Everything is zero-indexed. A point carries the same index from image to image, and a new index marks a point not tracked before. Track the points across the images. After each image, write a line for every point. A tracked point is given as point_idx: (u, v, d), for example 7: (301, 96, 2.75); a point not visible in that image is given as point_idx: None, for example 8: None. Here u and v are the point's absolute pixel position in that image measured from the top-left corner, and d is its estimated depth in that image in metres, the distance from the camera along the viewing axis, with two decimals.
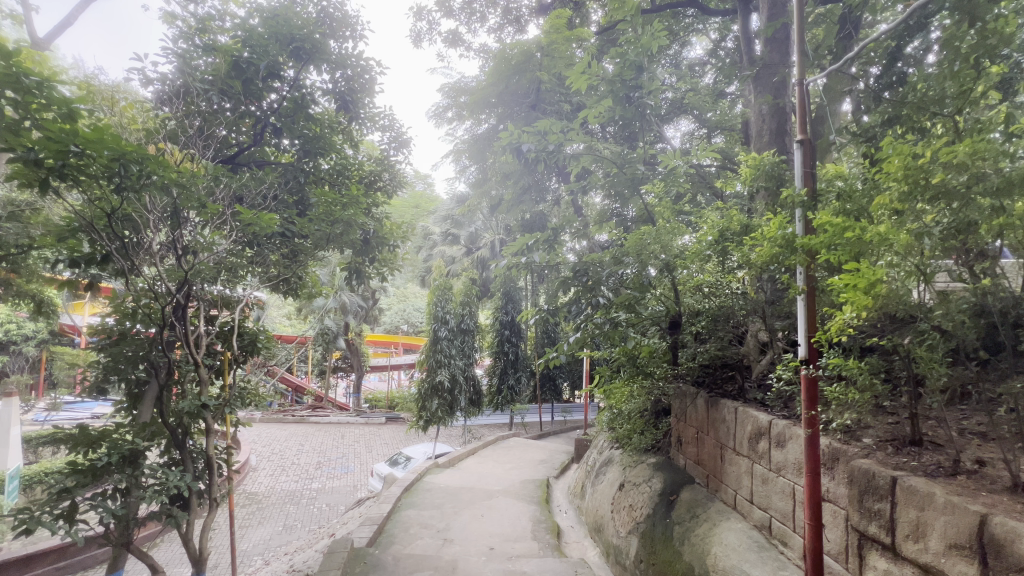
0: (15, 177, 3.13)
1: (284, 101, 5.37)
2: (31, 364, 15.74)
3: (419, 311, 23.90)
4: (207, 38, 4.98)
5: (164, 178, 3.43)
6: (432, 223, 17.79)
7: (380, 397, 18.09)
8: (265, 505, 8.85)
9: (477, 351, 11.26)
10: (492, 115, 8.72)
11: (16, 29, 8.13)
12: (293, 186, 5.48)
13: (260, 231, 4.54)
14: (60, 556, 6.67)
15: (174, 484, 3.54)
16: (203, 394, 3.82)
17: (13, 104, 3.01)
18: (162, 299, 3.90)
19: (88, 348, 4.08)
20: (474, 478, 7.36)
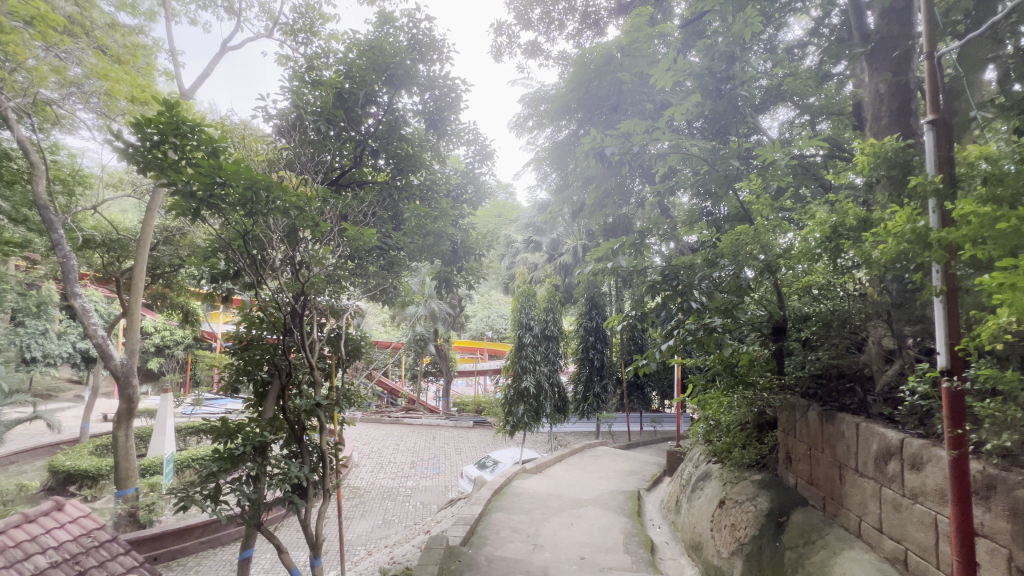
0: (173, 209, 3.73)
1: (379, 124, 5.75)
2: (181, 365, 18.49)
3: (504, 318, 24.40)
4: (315, 74, 5.56)
5: (284, 203, 3.90)
6: (514, 231, 18.08)
7: (468, 402, 18.69)
8: (367, 499, 9.55)
9: (562, 358, 11.22)
10: (573, 121, 8.70)
11: (169, 83, 9.75)
12: (388, 205, 5.91)
13: (363, 245, 4.99)
14: (204, 531, 7.69)
15: (294, 474, 3.97)
16: (317, 395, 4.23)
17: (173, 148, 3.58)
18: (283, 308, 4.39)
19: (224, 351, 4.69)
20: (561, 486, 7.33)
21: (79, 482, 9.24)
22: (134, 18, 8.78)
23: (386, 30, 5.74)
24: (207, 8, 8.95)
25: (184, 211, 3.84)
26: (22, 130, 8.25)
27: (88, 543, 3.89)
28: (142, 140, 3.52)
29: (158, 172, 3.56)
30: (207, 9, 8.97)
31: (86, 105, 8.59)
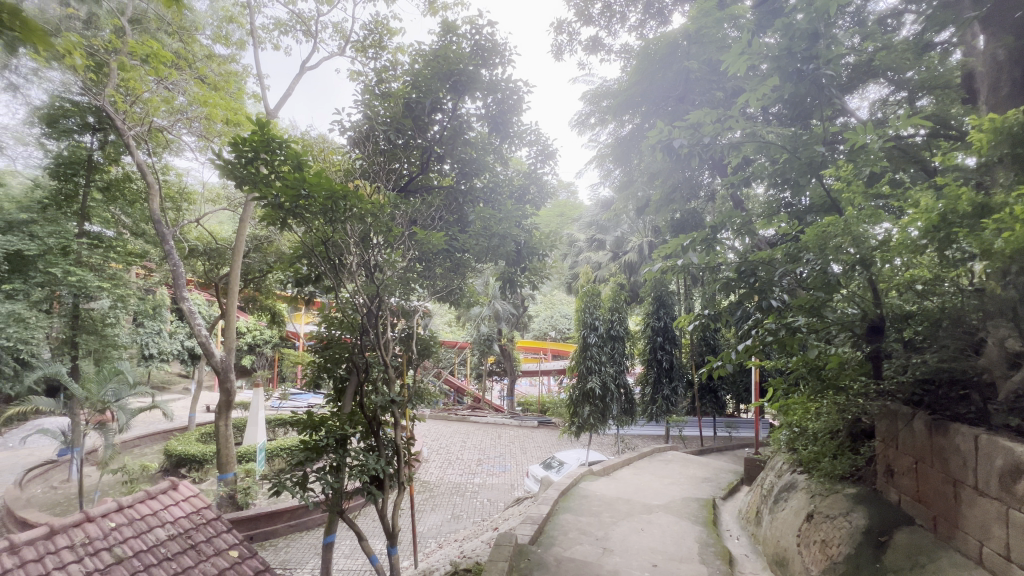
0: (265, 218, 4.10)
1: (445, 130, 5.93)
2: (270, 362, 20.22)
3: (567, 318, 24.21)
4: (385, 87, 5.86)
5: (360, 209, 4.15)
6: (577, 230, 17.87)
7: (532, 402, 18.76)
8: (436, 493, 9.89)
9: (629, 358, 10.93)
10: (638, 114, 8.44)
11: (256, 104, 10.70)
12: (455, 208, 6.12)
13: (431, 247, 5.20)
14: (292, 516, 8.32)
15: (372, 467, 4.19)
16: (392, 392, 4.46)
17: (264, 163, 3.94)
18: (360, 308, 4.67)
19: (308, 350, 5.15)
20: (630, 490, 7.14)
21: (188, 465, 10.38)
22: (228, 48, 9.73)
23: (450, 38, 5.89)
24: (289, 33, 9.72)
25: (274, 220, 4.19)
26: (142, 154, 9.46)
27: (198, 520, 4.34)
28: (238, 157, 3.89)
29: (252, 187, 3.91)
30: (288, 34, 9.74)
31: (190, 129, 9.66)
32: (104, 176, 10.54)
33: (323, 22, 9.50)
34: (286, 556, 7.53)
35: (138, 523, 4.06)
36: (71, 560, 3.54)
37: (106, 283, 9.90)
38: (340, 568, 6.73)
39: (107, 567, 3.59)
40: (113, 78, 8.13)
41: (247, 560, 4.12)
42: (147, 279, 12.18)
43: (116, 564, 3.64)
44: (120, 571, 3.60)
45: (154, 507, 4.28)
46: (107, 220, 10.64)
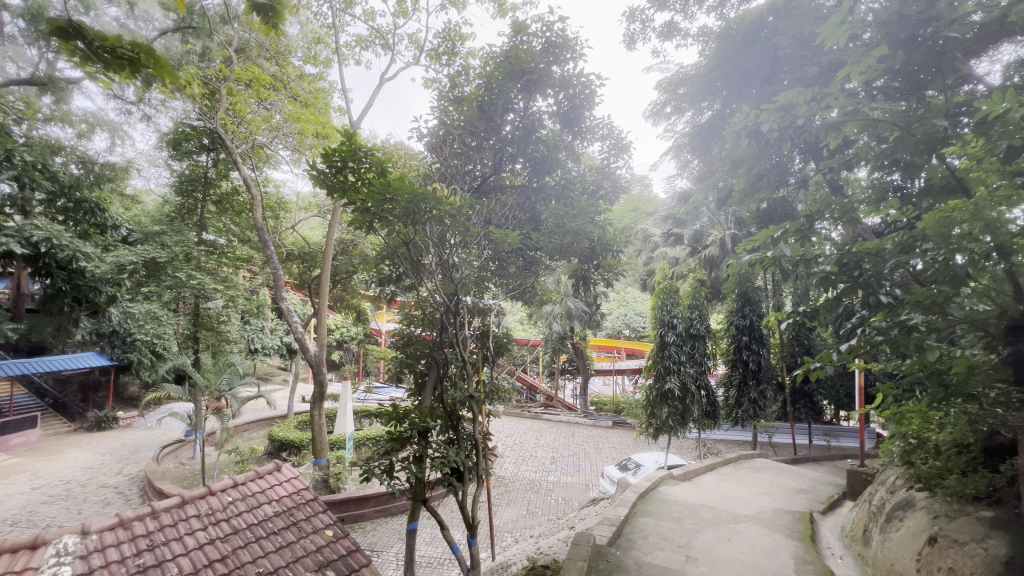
0: (354, 222, 4.44)
1: (517, 129, 6.01)
2: (356, 357, 21.66)
3: (642, 316, 23.43)
4: (458, 92, 6.05)
5: (439, 211, 4.33)
6: (652, 225, 17.21)
7: (606, 401, 18.37)
8: (511, 489, 10.05)
9: (710, 358, 10.34)
10: (718, 100, 7.99)
11: (341, 116, 11.51)
12: (526, 206, 6.11)
13: (506, 247, 5.27)
14: (378, 501, 8.88)
15: (452, 459, 4.35)
16: (471, 387, 4.61)
17: (352, 171, 4.19)
18: (440, 306, 4.87)
19: (391, 346, 5.57)
20: (714, 497, 6.77)
21: (289, 450, 11.44)
22: (316, 68, 10.55)
23: (521, 37, 5.91)
24: (368, 48, 10.33)
25: (361, 224, 4.51)
26: (247, 169, 10.57)
27: (298, 500, 4.77)
28: (330, 167, 4.19)
29: (342, 194, 4.22)
30: (368, 49, 10.35)
31: (285, 144, 10.61)
32: (218, 191, 11.94)
33: (399, 34, 9.99)
34: (374, 539, 8.04)
35: (250, 499, 4.54)
36: (198, 527, 4.05)
37: (220, 285, 11.18)
38: (423, 554, 7.07)
39: (226, 536, 4.07)
40: (223, 103, 9.18)
41: (340, 540, 4.46)
42: (252, 281, 13.65)
43: (233, 533, 4.11)
44: (236, 540, 4.05)
45: (262, 485, 4.77)
46: (220, 229, 12.32)
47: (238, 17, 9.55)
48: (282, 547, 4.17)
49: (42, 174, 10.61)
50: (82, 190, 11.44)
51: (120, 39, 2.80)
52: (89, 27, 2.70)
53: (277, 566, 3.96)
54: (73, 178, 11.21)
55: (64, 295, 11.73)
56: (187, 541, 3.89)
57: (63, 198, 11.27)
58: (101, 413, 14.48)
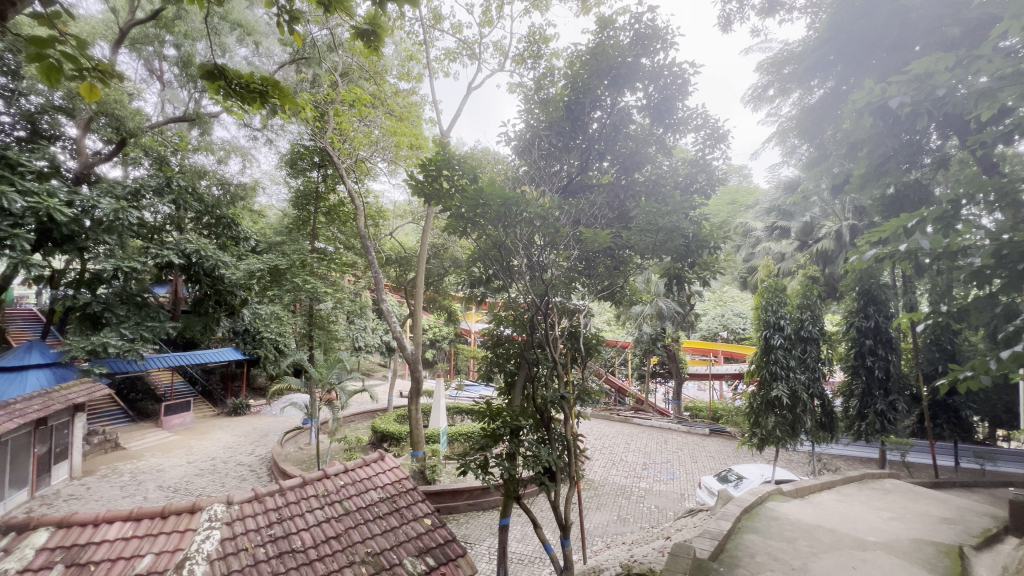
0: (449, 226, 4.92)
1: (604, 126, 5.90)
2: (448, 356, 22.67)
3: (741, 317, 21.75)
4: (544, 93, 6.11)
5: (530, 212, 4.58)
6: (752, 219, 15.91)
7: (702, 407, 17.34)
8: (601, 493, 9.88)
9: (825, 364, 9.31)
10: (831, 77, 7.16)
11: (432, 127, 12.15)
12: (614, 204, 5.82)
13: (596, 247, 5.11)
14: (471, 496, 9.21)
15: (544, 458, 4.39)
16: (562, 388, 4.64)
17: (445, 179, 4.70)
18: (531, 306, 5.01)
19: (482, 346, 5.72)
20: (833, 518, 6.08)
21: (389, 441, 12.30)
22: (409, 83, 11.21)
23: (608, 32, 5.76)
24: (456, 60, 10.79)
25: (455, 229, 4.99)
26: (351, 183, 11.59)
27: (400, 488, 5.11)
28: (427, 177, 4.60)
29: (439, 201, 4.70)
30: (456, 60, 10.82)
31: (384, 157, 11.49)
32: (326, 203, 13.22)
33: (485, 43, 10.31)
34: (468, 532, 8.36)
35: (359, 484, 4.97)
36: (317, 506, 4.52)
37: (330, 288, 12.38)
38: (514, 551, 7.19)
39: (339, 516, 4.48)
40: (331, 124, 10.15)
41: (438, 529, 4.70)
42: (356, 284, 14.74)
43: (345, 514, 4.52)
44: (348, 521, 4.44)
45: (369, 473, 5.18)
46: (329, 237, 13.56)
47: (342, 45, 10.48)
48: (386, 531, 4.48)
49: (191, 197, 12.54)
50: (221, 208, 13.32)
51: (252, 75, 3.22)
52: (230, 68, 3.14)
53: (382, 548, 4.27)
54: (215, 198, 13.09)
55: (209, 298, 13.74)
56: (307, 517, 4.35)
57: (208, 215, 13.20)
58: (237, 400, 16.70)
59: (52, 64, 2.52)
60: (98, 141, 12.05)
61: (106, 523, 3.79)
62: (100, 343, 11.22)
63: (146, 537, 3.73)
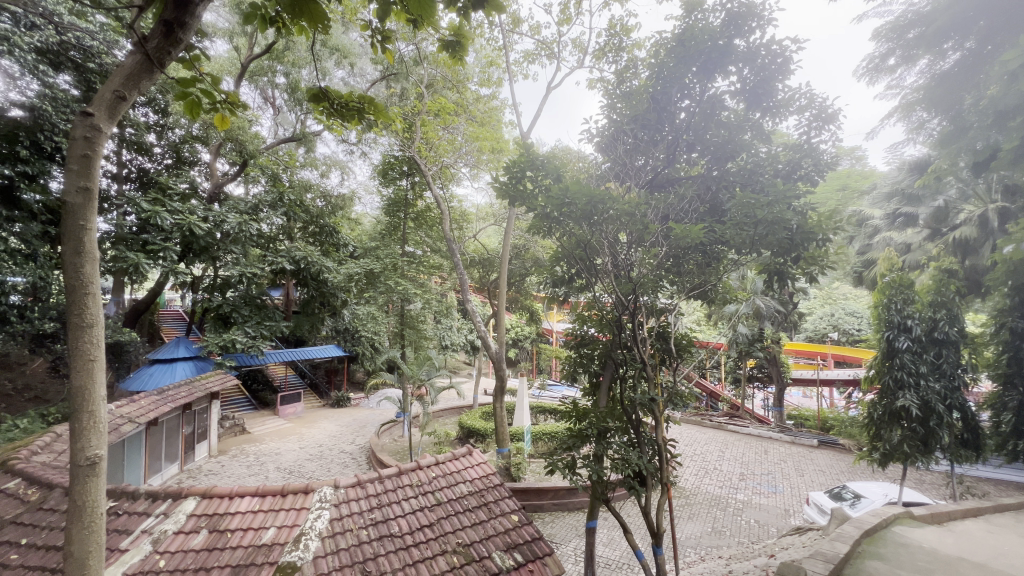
0: (533, 226, 5.16)
1: (693, 115, 5.59)
2: (530, 355, 22.88)
3: (856, 317, 19.42)
4: (628, 86, 5.96)
5: (618, 209, 4.65)
6: (868, 206, 14.14)
7: (808, 416, 15.76)
8: (693, 502, 9.38)
9: (967, 372, 8.00)
10: (972, 36, 6.16)
11: (512, 130, 12.36)
12: (705, 196, 5.49)
13: (687, 243, 4.85)
14: (556, 495, 9.21)
15: (634, 462, 4.27)
16: (652, 390, 4.51)
17: (530, 179, 5.18)
18: (619, 306, 4.92)
19: (566, 346, 5.71)
20: (980, 551, 5.21)
21: (476, 437, 12.69)
22: (489, 88, 11.48)
23: (697, 15, 5.44)
24: (535, 61, 10.86)
25: (539, 229, 5.19)
26: (438, 189, 12.17)
27: (487, 483, 5.25)
28: (511, 178, 5.18)
29: (524, 203, 5.08)
30: (535, 61, 10.89)
31: (467, 163, 11.92)
32: (415, 209, 14.00)
33: (564, 41, 10.27)
34: (553, 531, 8.39)
35: (448, 476, 5.20)
36: (411, 495, 4.79)
37: (419, 290, 13.10)
38: (602, 554, 7.08)
39: (432, 506, 4.71)
40: (418, 134, 10.72)
41: (525, 526, 4.75)
42: (443, 285, 15.41)
43: (437, 505, 4.74)
44: (439, 511, 4.66)
45: (458, 466, 5.40)
46: (418, 241, 14.39)
47: (427, 58, 10.99)
48: (476, 524, 4.63)
49: (299, 209, 13.93)
50: (324, 218, 14.62)
51: (351, 95, 3.50)
52: (332, 90, 3.42)
53: (471, 540, 4.42)
54: (318, 209, 14.41)
55: (315, 300, 15.15)
56: (403, 505, 4.63)
57: (313, 225, 14.56)
58: (339, 394, 18.26)
59: (193, 100, 2.95)
60: (226, 164, 13.82)
61: (239, 496, 4.35)
62: (229, 340, 12.65)
63: (270, 512, 4.22)
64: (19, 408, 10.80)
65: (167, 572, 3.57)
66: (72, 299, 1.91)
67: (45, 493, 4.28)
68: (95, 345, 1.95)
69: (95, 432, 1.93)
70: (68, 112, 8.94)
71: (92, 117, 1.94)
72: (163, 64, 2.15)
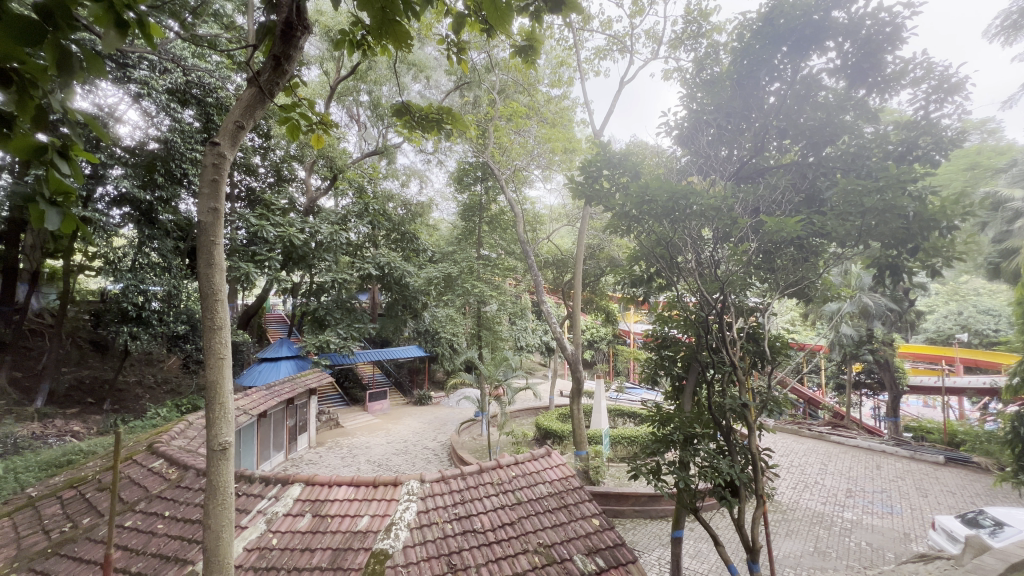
0: (611, 225, 5.22)
1: (783, 98, 5.18)
2: (606, 357, 22.43)
3: (991, 315, 16.76)
4: (709, 73, 5.67)
5: (701, 206, 4.55)
6: (1006, 186, 12.13)
7: (930, 429, 13.86)
8: (791, 518, 8.63)
9: None
10: None
11: (583, 129, 12.23)
12: (800, 184, 5.05)
13: (780, 237, 4.50)
14: (636, 501, 8.94)
15: (725, 471, 4.03)
16: (743, 395, 4.24)
17: (606, 177, 5.31)
18: (705, 305, 4.70)
19: (646, 348, 5.56)
20: None
21: (553, 438, 12.69)
22: (560, 89, 11.44)
23: None
24: (607, 57, 10.65)
25: (617, 228, 5.24)
26: (511, 193, 12.39)
27: (567, 484, 5.24)
28: (587, 176, 5.37)
29: (602, 203, 5.19)
30: (607, 57, 10.69)
31: (538, 165, 11.99)
32: (489, 213, 14.35)
33: (636, 33, 9.97)
34: (635, 538, 8.15)
35: (528, 476, 5.25)
36: (492, 493, 4.90)
37: (494, 292, 13.42)
38: (688, 566, 6.74)
39: (513, 504, 4.78)
40: (491, 140, 11.00)
41: (606, 531, 4.67)
42: (517, 287, 15.59)
43: (518, 504, 4.80)
44: (520, 510, 4.72)
45: (537, 466, 5.44)
46: (492, 244, 14.72)
47: (498, 64, 11.18)
48: (556, 525, 4.63)
49: (383, 217, 14.86)
50: (405, 225, 15.52)
51: (430, 106, 3.67)
52: (414, 104, 3.61)
53: (553, 541, 4.42)
54: (400, 217, 15.28)
55: (399, 303, 16.05)
56: (485, 502, 4.75)
57: (395, 232, 15.47)
58: (421, 392, 19.18)
59: (294, 124, 3.27)
60: (319, 179, 15.10)
61: (337, 485, 4.72)
62: (324, 340, 13.79)
63: (364, 501, 4.53)
64: (159, 399, 12.58)
65: (278, 549, 3.97)
66: (204, 305, 2.19)
67: (182, 472, 4.95)
68: (223, 345, 2.22)
69: (224, 420, 2.20)
70: (192, 142, 10.25)
71: (218, 146, 2.23)
72: (273, 93, 2.39)
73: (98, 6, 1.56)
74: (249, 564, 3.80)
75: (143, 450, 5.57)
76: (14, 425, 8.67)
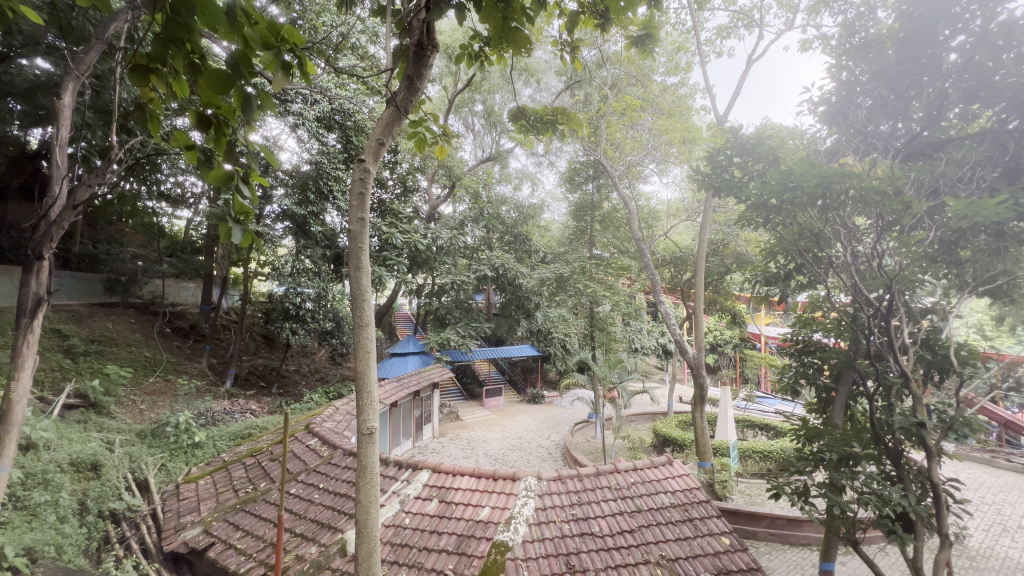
0: (742, 217, 4.81)
1: (967, 55, 4.27)
2: (733, 362, 20.57)
3: None
4: (860, 35, 4.89)
5: (860, 189, 3.90)
6: None
7: None
8: (985, 568, 7.02)
9: None
10: None
11: (704, 115, 11.39)
12: (999, 157, 4.11)
13: (967, 224, 3.70)
14: (771, 524, 8.03)
15: (894, 500, 3.43)
16: (917, 412, 3.57)
17: (738, 165, 4.91)
18: (865, 306, 4.07)
19: (783, 354, 5.00)
20: None
21: (672, 447, 12.00)
22: (677, 76, 10.81)
23: None
24: (731, 35, 9.80)
25: (749, 219, 4.81)
26: (625, 188, 12.13)
27: (692, 496, 4.89)
28: (713, 167, 5.05)
29: (732, 193, 4.82)
30: (730, 35, 9.82)
31: (654, 159, 11.53)
32: (601, 212, 14.19)
33: (767, 3, 8.99)
34: (771, 564, 7.33)
35: (647, 484, 5.02)
36: (609, 497, 4.77)
37: (607, 292, 13.19)
38: None
39: (631, 512, 4.60)
40: (604, 136, 10.82)
41: (739, 552, 4.26)
42: (631, 287, 15.11)
43: (637, 512, 4.60)
44: (640, 519, 4.52)
45: (658, 475, 5.17)
46: (605, 243, 14.51)
47: (609, 59, 10.93)
48: (681, 539, 4.35)
49: (497, 221, 15.49)
50: (518, 227, 16.04)
51: (545, 109, 3.70)
52: (529, 108, 3.66)
53: (677, 555, 4.17)
54: (512, 220, 15.85)
55: (513, 303, 16.66)
56: (603, 506, 4.64)
57: (509, 234, 16.04)
58: (535, 391, 19.55)
59: (420, 138, 3.52)
60: (440, 188, 16.25)
61: (459, 475, 4.98)
62: (445, 338, 14.79)
63: (485, 492, 4.72)
64: (313, 385, 14.65)
65: (410, 529, 4.34)
66: (354, 304, 2.46)
67: (332, 451, 5.67)
68: (368, 339, 2.45)
69: (370, 407, 2.44)
70: (336, 161, 11.69)
71: (363, 162, 2.48)
72: (407, 109, 2.58)
73: (270, 54, 1.85)
74: (387, 539, 4.22)
75: (303, 429, 6.51)
76: (212, 402, 10.74)
